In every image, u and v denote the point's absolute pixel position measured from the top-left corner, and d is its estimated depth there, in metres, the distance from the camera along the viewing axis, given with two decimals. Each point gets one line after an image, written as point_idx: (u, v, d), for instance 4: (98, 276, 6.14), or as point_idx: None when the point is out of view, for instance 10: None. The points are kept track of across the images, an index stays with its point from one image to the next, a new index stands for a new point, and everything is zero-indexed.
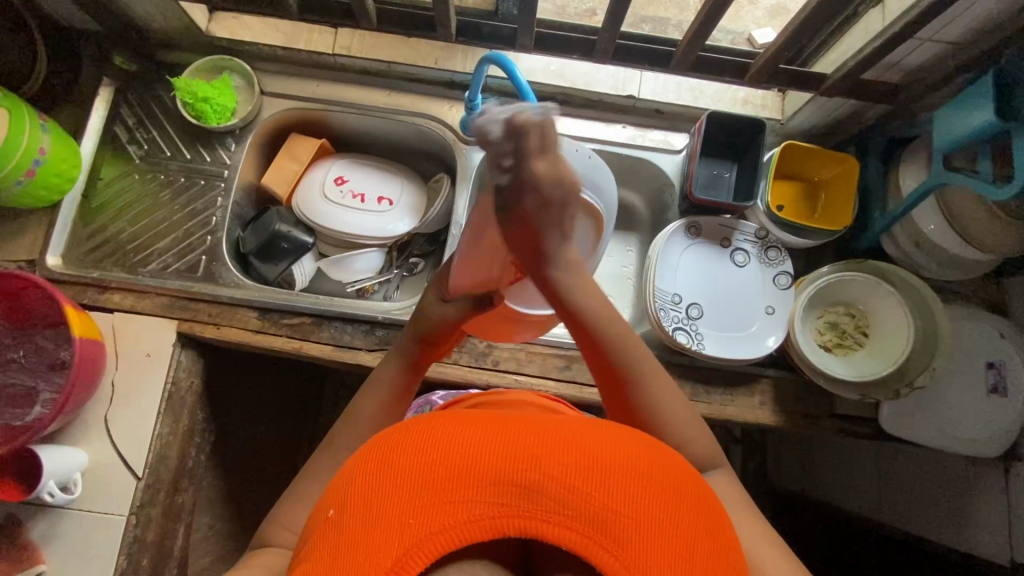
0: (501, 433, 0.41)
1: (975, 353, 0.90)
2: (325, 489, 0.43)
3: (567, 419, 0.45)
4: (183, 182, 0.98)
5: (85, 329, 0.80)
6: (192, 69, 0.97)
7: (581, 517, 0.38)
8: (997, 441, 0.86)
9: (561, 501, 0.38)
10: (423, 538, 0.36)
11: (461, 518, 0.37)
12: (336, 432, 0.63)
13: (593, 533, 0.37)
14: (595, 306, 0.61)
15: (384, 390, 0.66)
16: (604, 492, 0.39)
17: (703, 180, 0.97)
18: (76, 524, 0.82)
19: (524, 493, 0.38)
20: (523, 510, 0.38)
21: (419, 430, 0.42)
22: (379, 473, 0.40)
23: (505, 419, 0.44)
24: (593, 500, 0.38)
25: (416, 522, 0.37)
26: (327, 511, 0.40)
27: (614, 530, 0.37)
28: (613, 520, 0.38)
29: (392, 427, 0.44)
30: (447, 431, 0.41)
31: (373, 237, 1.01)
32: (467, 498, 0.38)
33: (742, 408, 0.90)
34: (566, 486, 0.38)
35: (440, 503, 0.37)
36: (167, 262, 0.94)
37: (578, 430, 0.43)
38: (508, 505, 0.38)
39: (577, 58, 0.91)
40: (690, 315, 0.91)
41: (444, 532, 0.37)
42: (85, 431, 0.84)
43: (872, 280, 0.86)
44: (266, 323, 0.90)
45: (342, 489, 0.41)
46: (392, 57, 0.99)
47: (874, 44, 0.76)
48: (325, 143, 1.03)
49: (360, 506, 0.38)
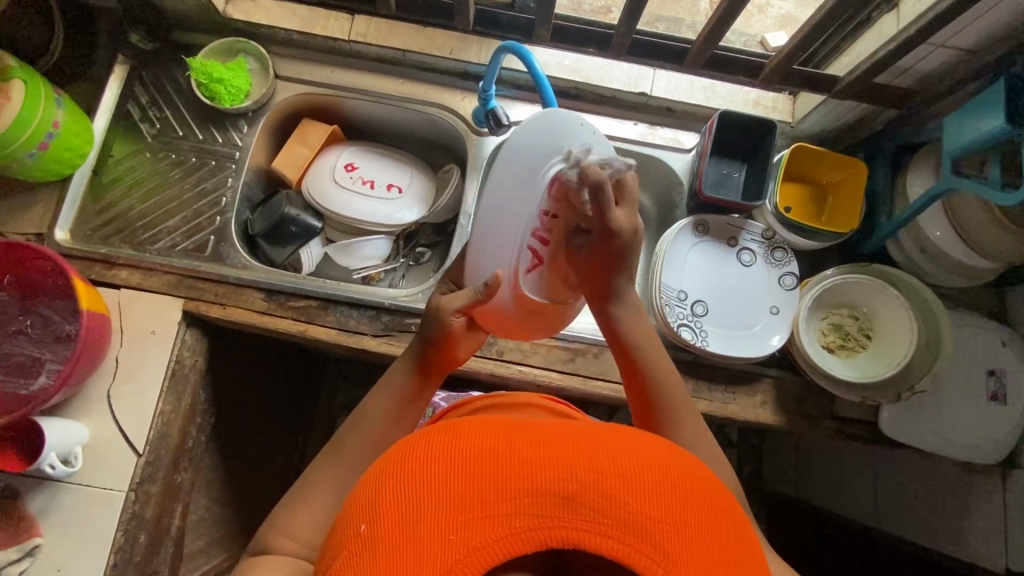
0: (535, 444, 0.42)
1: (978, 361, 0.91)
2: (350, 502, 0.43)
3: (593, 427, 0.47)
4: (195, 162, 0.98)
5: (92, 303, 0.80)
6: (208, 51, 0.97)
7: (621, 525, 0.38)
8: (994, 449, 0.88)
9: (600, 510, 0.39)
10: (465, 552, 0.38)
11: (501, 532, 0.38)
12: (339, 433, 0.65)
13: (636, 542, 0.38)
14: (641, 343, 0.68)
15: (393, 393, 0.67)
16: (642, 500, 0.40)
17: (712, 179, 0.97)
18: (73, 497, 0.82)
19: (564, 504, 0.39)
20: (565, 521, 0.39)
21: (450, 444, 0.43)
22: (412, 485, 0.41)
23: (531, 430, 0.45)
24: (633, 510, 0.39)
25: (456, 537, 0.38)
26: (356, 526, 0.41)
27: (655, 538, 0.38)
28: (653, 529, 0.39)
29: (420, 436, 0.45)
30: (479, 444, 0.43)
31: (381, 225, 1.02)
32: (507, 510, 0.39)
33: (743, 406, 0.90)
34: (603, 495, 0.39)
35: (480, 517, 0.39)
36: (176, 241, 0.94)
37: (607, 439, 0.44)
38: (548, 516, 0.39)
39: (592, 52, 0.92)
40: (695, 313, 0.91)
41: (485, 546, 0.38)
42: (87, 405, 0.84)
43: (877, 283, 0.87)
44: (272, 305, 0.90)
45: (371, 502, 0.41)
46: (407, 46, 0.98)
47: (889, 47, 0.76)
48: (337, 129, 1.04)
49: (395, 521, 0.39)
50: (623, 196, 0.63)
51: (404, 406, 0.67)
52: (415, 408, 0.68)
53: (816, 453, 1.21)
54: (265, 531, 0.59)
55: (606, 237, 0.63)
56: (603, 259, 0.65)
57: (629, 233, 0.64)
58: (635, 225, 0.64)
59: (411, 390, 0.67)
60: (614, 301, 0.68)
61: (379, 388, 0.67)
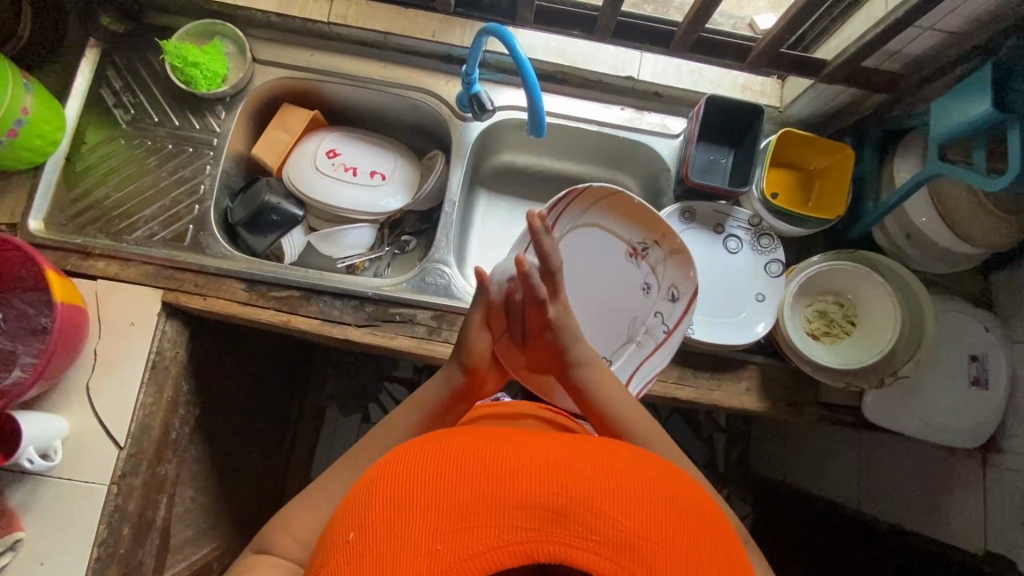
0: (526, 456, 0.43)
1: (960, 346, 0.91)
2: (341, 508, 0.44)
3: (591, 442, 0.47)
4: (171, 149, 0.95)
5: (67, 294, 0.79)
6: (182, 33, 0.94)
7: (609, 542, 0.39)
8: (977, 433, 0.88)
9: (589, 526, 0.39)
10: (451, 564, 0.38)
11: (491, 544, 0.38)
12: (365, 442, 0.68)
13: (623, 561, 0.38)
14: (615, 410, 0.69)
15: (419, 414, 0.70)
16: (632, 517, 0.40)
17: (699, 165, 0.96)
18: (54, 491, 0.81)
19: (555, 518, 0.39)
20: (553, 536, 0.39)
21: (447, 455, 0.43)
22: (403, 492, 0.41)
23: (528, 442, 0.45)
24: (622, 527, 0.39)
25: (444, 548, 0.38)
26: (346, 533, 0.41)
27: (642, 556, 0.39)
28: (641, 545, 0.39)
29: (419, 443, 0.46)
30: (471, 455, 0.43)
31: (364, 213, 1.00)
32: (497, 522, 0.39)
33: (728, 393, 0.90)
34: (592, 511, 0.39)
35: (469, 528, 0.39)
36: (154, 230, 0.92)
37: (600, 457, 0.44)
38: (537, 530, 0.39)
39: (578, 34, 0.90)
40: (681, 300, 0.91)
41: (472, 559, 0.38)
42: (65, 398, 0.83)
43: (862, 269, 0.86)
44: (254, 296, 0.89)
45: (361, 509, 0.42)
46: (388, 28, 0.96)
47: (875, 30, 0.75)
48: (318, 114, 1.01)
49: (383, 527, 0.40)
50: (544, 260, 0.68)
51: (427, 428, 0.69)
52: (437, 430, 0.70)
53: (802, 438, 1.23)
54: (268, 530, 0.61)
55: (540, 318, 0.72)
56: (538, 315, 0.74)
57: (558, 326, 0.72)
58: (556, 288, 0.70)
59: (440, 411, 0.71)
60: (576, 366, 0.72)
61: (413, 400, 0.71)
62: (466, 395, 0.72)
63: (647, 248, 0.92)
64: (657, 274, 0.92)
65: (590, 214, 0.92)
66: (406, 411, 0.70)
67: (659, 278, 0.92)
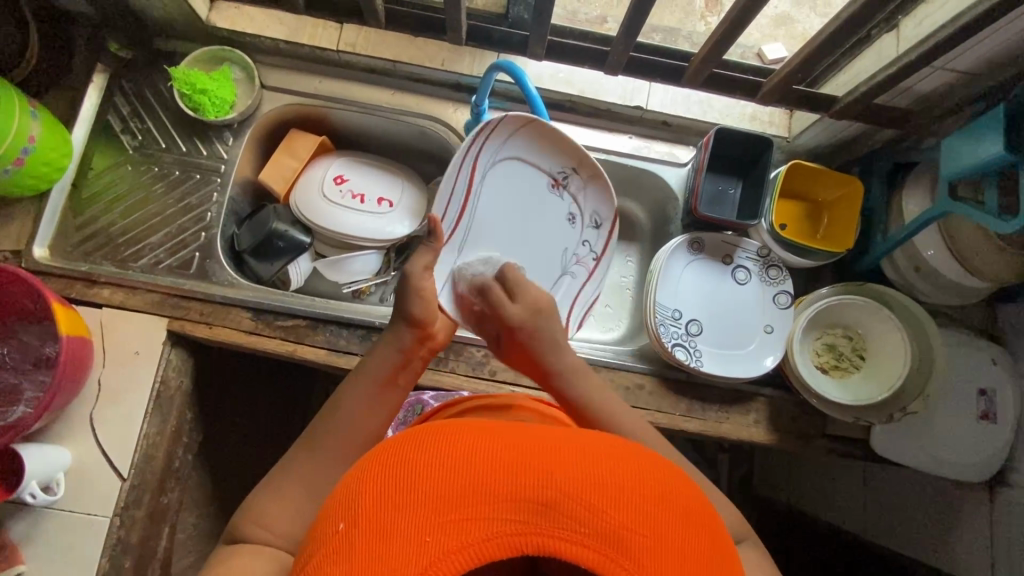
0: (513, 442, 0.42)
1: (970, 380, 0.91)
2: (330, 500, 0.43)
3: (578, 430, 0.46)
4: (178, 175, 0.95)
5: (72, 326, 0.78)
6: (191, 59, 0.94)
7: (598, 536, 0.39)
8: (986, 467, 0.88)
9: (578, 519, 0.39)
10: (439, 557, 0.37)
11: (478, 536, 0.38)
12: (323, 412, 0.65)
13: (612, 553, 0.38)
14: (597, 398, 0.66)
15: (367, 380, 0.67)
16: (622, 511, 0.40)
17: (707, 196, 0.95)
18: (56, 524, 0.80)
19: (543, 511, 0.39)
20: (541, 527, 0.39)
21: (433, 443, 0.42)
22: (389, 481, 0.41)
23: (513, 429, 0.44)
24: (613, 521, 0.39)
25: (432, 541, 0.38)
26: (335, 524, 0.40)
27: (632, 549, 0.39)
28: (631, 539, 0.39)
29: (406, 431, 0.45)
30: (458, 442, 0.42)
31: (371, 239, 0.99)
32: (484, 514, 0.39)
33: (736, 425, 0.89)
34: (583, 505, 0.39)
35: (459, 520, 0.38)
36: (159, 257, 0.91)
37: (587, 445, 0.44)
38: (525, 522, 0.39)
39: (588, 67, 0.90)
40: (690, 332, 0.91)
41: (460, 552, 0.38)
42: (68, 430, 0.82)
43: (873, 304, 0.86)
44: (260, 325, 0.88)
45: (351, 501, 0.41)
46: (398, 57, 0.96)
47: (888, 71, 0.75)
48: (326, 140, 1.01)
49: (373, 521, 0.39)
50: (519, 287, 0.71)
51: (381, 393, 0.67)
52: (393, 394, 0.68)
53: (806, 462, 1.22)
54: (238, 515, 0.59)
55: (508, 330, 0.70)
56: (523, 354, 0.69)
57: (536, 321, 0.68)
58: (540, 305, 0.69)
59: (397, 359, 0.68)
60: (558, 378, 0.67)
61: (366, 359, 0.69)
62: (416, 350, 0.70)
63: (566, 176, 0.92)
64: (579, 203, 0.93)
65: (511, 145, 0.88)
66: (355, 379, 0.67)
67: (581, 207, 0.94)
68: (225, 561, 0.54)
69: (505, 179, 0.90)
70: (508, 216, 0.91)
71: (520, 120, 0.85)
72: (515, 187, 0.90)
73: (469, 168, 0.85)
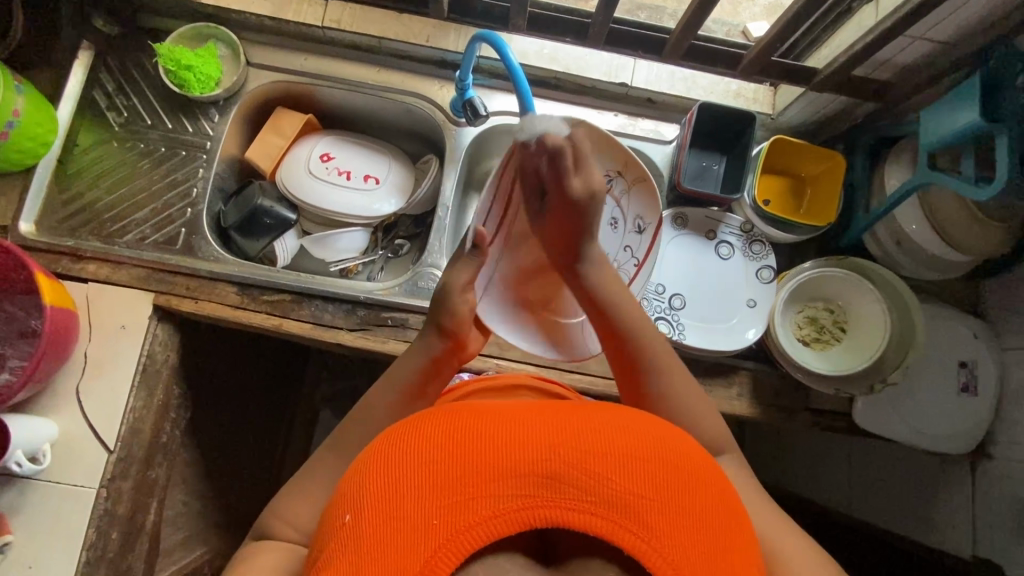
0: (514, 424, 0.43)
1: (950, 353, 0.92)
2: (337, 495, 0.44)
3: (576, 406, 0.47)
4: (164, 152, 0.95)
5: (56, 297, 0.78)
6: (176, 36, 0.94)
7: (603, 502, 0.39)
8: (964, 440, 0.89)
9: (584, 489, 0.39)
10: (448, 536, 0.38)
11: (486, 513, 0.38)
12: (349, 418, 0.65)
13: (620, 518, 0.39)
14: (606, 285, 0.69)
15: (397, 388, 0.66)
16: (625, 476, 0.40)
17: (691, 171, 0.96)
18: (44, 494, 0.81)
19: (548, 483, 0.39)
20: (548, 500, 0.39)
21: (437, 432, 0.43)
22: (394, 470, 0.41)
23: (513, 411, 0.45)
24: (616, 486, 0.40)
25: (441, 522, 0.38)
26: (343, 515, 0.41)
27: (639, 513, 0.39)
28: (636, 503, 0.39)
29: (408, 423, 0.46)
30: (459, 429, 0.43)
31: (359, 217, 1.00)
32: (491, 491, 0.39)
33: (719, 398, 0.90)
34: (586, 474, 0.40)
35: (465, 500, 0.39)
36: (145, 233, 0.92)
37: (586, 419, 0.44)
38: (532, 496, 0.39)
39: (570, 40, 0.90)
40: (672, 306, 0.91)
41: (468, 530, 0.38)
42: (55, 402, 0.83)
43: (852, 275, 0.87)
44: (246, 299, 0.89)
45: (356, 491, 0.41)
46: (382, 33, 0.96)
47: (865, 40, 0.75)
48: (312, 118, 1.01)
49: (382, 509, 0.39)
50: (581, 164, 0.67)
51: (411, 402, 0.66)
52: (421, 404, 0.67)
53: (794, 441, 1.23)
54: (267, 515, 0.61)
55: (562, 202, 0.68)
56: (564, 223, 0.69)
57: (585, 200, 0.67)
58: (593, 190, 0.67)
59: (427, 364, 0.67)
60: (580, 260, 0.70)
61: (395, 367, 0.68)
62: (447, 361, 0.68)
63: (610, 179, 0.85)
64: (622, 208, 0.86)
65: None
66: (382, 386, 0.66)
67: (625, 212, 0.86)
68: (250, 557, 0.57)
69: None
70: None
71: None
72: None
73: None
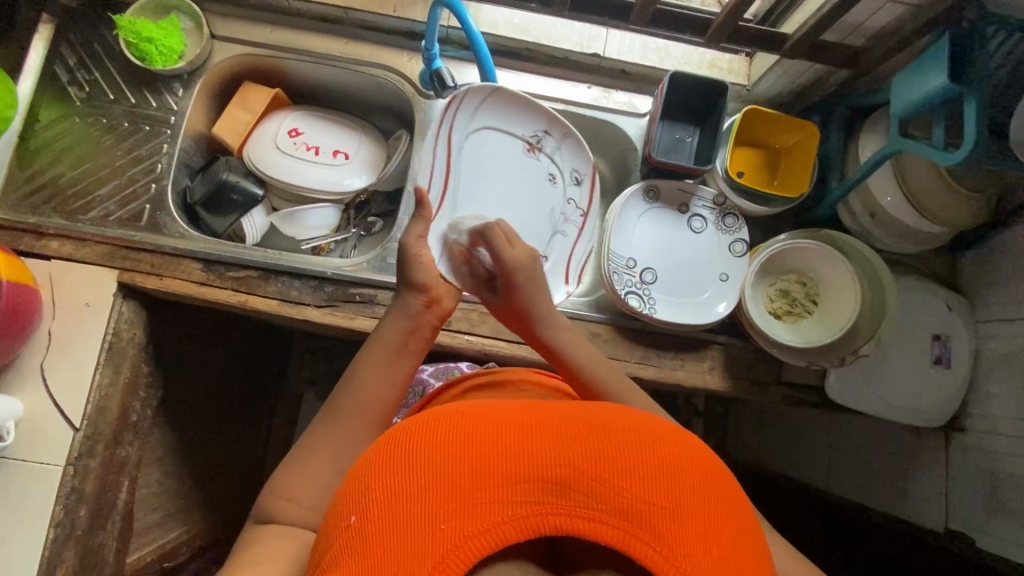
0: (524, 427, 0.41)
1: (925, 325, 0.91)
2: (338, 494, 0.42)
3: (583, 404, 0.45)
4: (128, 127, 0.93)
5: (14, 273, 0.77)
6: (137, 8, 0.92)
7: (615, 511, 0.38)
8: (939, 413, 0.89)
9: (595, 496, 0.38)
10: (457, 542, 0.36)
11: (496, 521, 0.37)
12: (335, 392, 0.64)
13: (633, 528, 0.37)
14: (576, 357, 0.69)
15: (381, 349, 0.66)
16: (636, 482, 0.39)
17: (665, 144, 0.94)
18: (9, 472, 0.80)
19: (559, 490, 0.38)
20: (557, 507, 0.38)
21: (442, 430, 0.40)
22: (400, 470, 0.39)
23: (520, 410, 0.43)
24: (628, 494, 0.38)
25: (450, 527, 0.36)
26: (347, 516, 0.39)
27: (651, 523, 0.38)
28: (647, 512, 0.38)
29: (410, 418, 0.43)
30: (466, 429, 0.40)
31: (328, 193, 0.99)
32: (499, 497, 0.38)
33: (691, 372, 0.89)
34: (598, 481, 0.38)
35: (475, 506, 0.37)
36: (109, 209, 0.90)
37: (597, 421, 0.42)
38: (541, 502, 0.38)
39: (536, 7, 0.87)
40: (644, 280, 0.90)
41: (477, 536, 0.36)
42: (19, 380, 0.82)
43: (825, 248, 0.85)
44: (211, 276, 0.88)
45: (358, 491, 0.39)
46: (349, 4, 0.94)
47: (833, 2, 0.74)
48: (280, 93, 0.99)
49: (389, 513, 0.37)
50: (513, 237, 0.73)
51: (395, 361, 0.66)
52: (408, 360, 0.67)
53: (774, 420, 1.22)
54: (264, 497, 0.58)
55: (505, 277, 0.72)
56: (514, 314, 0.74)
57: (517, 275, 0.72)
58: (531, 258, 0.73)
59: (406, 322, 0.68)
60: (539, 325, 0.71)
61: (377, 332, 0.68)
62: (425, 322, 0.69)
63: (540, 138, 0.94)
64: (557, 163, 0.95)
65: (481, 114, 0.92)
66: (366, 353, 0.66)
67: (561, 166, 0.95)
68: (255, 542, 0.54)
69: (478, 150, 0.93)
70: (493, 181, 0.94)
71: (487, 87, 0.90)
72: (495, 158, 0.94)
73: (446, 139, 0.91)
